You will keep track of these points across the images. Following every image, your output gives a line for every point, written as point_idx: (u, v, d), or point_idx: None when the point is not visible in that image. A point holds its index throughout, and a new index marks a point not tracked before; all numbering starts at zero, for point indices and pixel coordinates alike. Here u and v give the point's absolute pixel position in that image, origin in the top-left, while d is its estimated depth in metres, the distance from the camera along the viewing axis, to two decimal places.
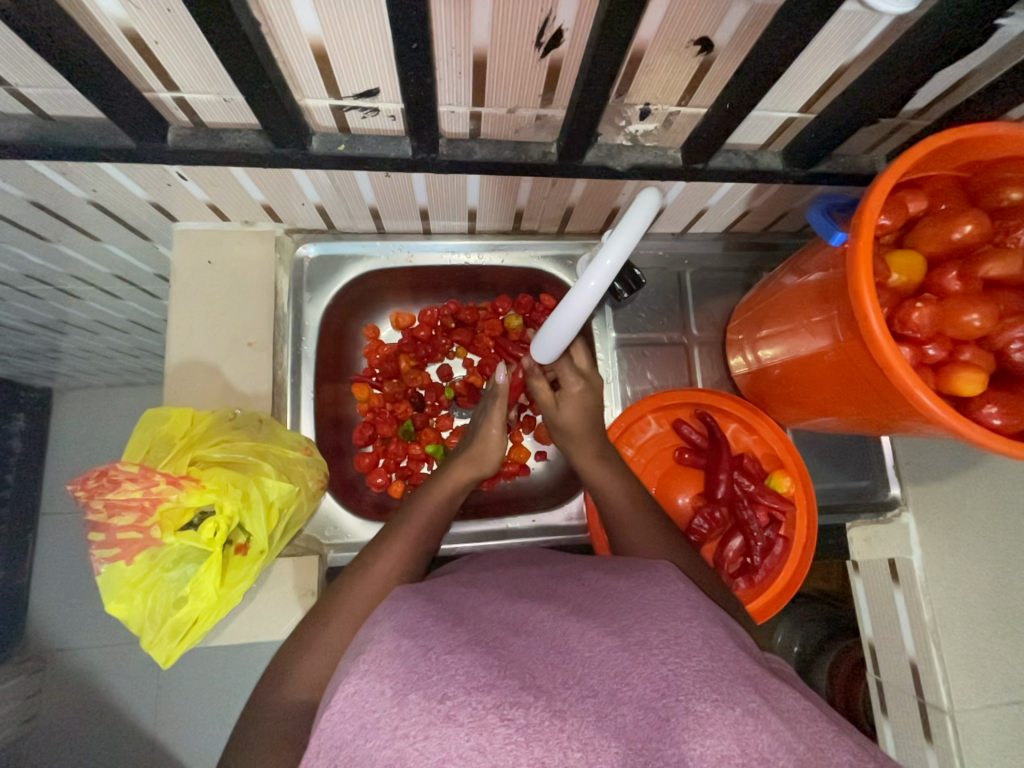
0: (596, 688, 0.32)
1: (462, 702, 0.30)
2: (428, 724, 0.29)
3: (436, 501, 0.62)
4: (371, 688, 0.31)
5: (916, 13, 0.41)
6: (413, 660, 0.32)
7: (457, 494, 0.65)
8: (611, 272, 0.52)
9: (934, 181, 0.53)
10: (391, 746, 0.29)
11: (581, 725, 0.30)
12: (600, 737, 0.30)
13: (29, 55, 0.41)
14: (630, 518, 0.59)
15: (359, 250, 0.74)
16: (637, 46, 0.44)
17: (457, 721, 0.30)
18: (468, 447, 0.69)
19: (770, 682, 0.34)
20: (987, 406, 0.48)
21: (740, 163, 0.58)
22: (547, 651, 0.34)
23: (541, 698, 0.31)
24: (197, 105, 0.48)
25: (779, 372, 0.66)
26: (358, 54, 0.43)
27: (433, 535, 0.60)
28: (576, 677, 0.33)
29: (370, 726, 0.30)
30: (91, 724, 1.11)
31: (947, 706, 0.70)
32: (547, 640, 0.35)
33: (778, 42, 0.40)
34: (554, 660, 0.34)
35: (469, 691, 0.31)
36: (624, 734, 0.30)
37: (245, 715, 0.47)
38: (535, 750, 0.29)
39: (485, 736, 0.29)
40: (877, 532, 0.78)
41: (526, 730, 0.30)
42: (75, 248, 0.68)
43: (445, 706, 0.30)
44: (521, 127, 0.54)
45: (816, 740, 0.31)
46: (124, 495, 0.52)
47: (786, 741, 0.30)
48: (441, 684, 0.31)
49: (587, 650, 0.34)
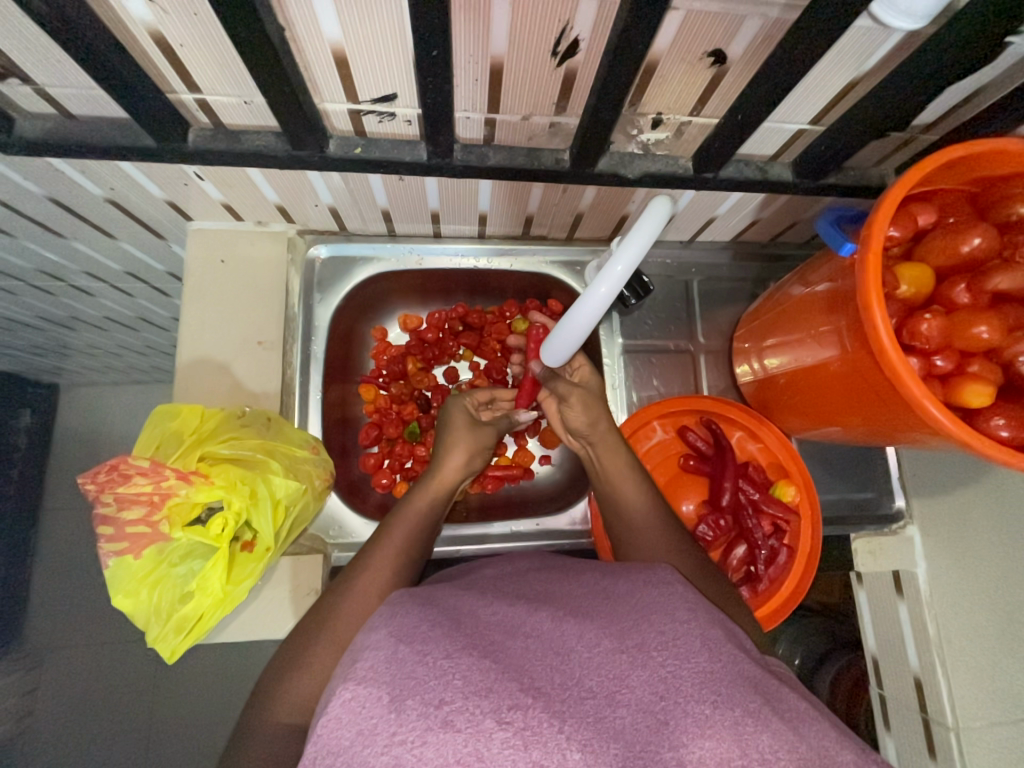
0: (595, 690, 0.33)
1: (460, 708, 0.31)
2: (426, 729, 0.30)
3: (420, 512, 0.62)
4: (368, 694, 0.31)
5: (928, 29, 0.42)
6: (410, 666, 0.33)
7: (434, 510, 0.64)
8: (621, 279, 0.52)
9: (943, 194, 0.54)
10: (388, 752, 0.29)
11: (579, 727, 0.31)
12: (599, 739, 0.30)
13: (57, 56, 0.42)
14: (638, 527, 0.59)
15: (370, 252, 0.75)
16: (652, 57, 0.45)
17: (455, 726, 0.30)
18: (434, 466, 0.68)
19: (772, 684, 0.35)
20: (995, 417, 0.48)
21: (750, 173, 0.58)
22: (546, 653, 0.35)
23: (539, 700, 0.32)
24: (217, 107, 0.49)
25: (785, 382, 0.67)
26: (377, 60, 0.44)
27: (419, 545, 0.59)
28: (575, 679, 0.33)
29: (368, 732, 0.30)
30: (87, 721, 1.11)
31: (951, 722, 0.70)
32: (546, 642, 0.36)
33: (791, 56, 0.41)
34: (553, 661, 0.34)
35: (466, 696, 0.31)
36: (622, 736, 0.31)
37: (245, 717, 0.47)
38: (534, 753, 0.29)
39: (482, 741, 0.29)
40: (880, 543, 0.78)
41: (524, 733, 0.30)
42: (90, 245, 0.69)
43: (442, 712, 0.30)
44: (535, 134, 0.54)
45: (817, 739, 0.32)
46: (134, 488, 0.53)
47: (787, 741, 0.31)
48: (439, 689, 0.31)
49: (586, 652, 0.34)
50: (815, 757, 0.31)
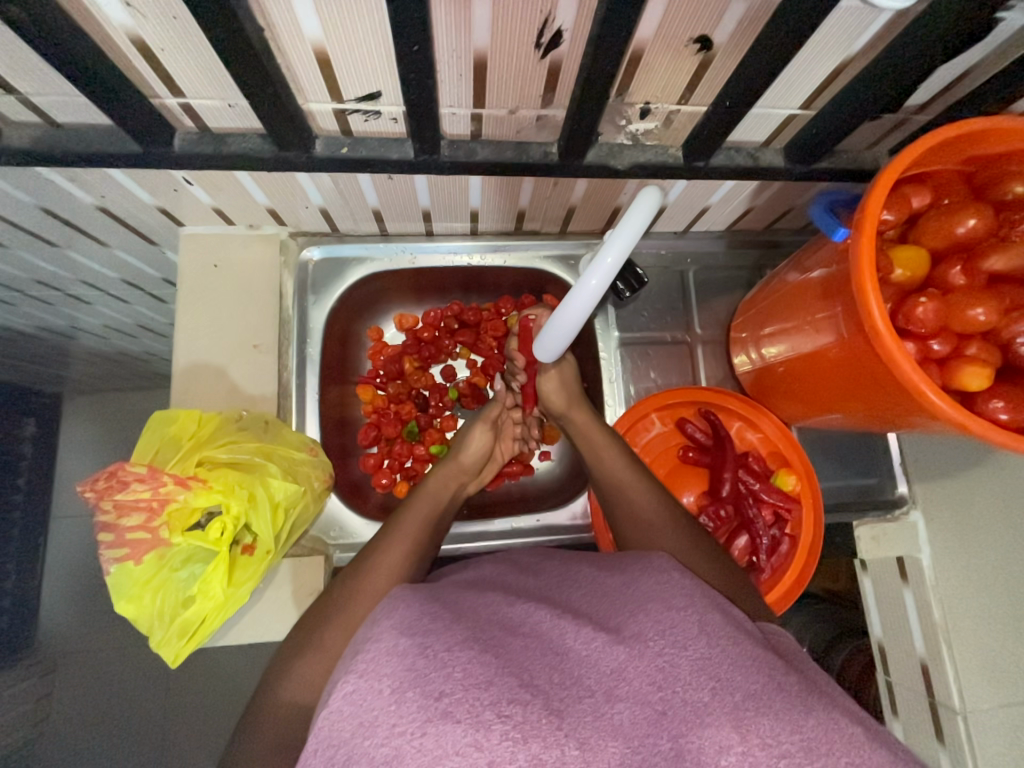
0: (593, 688, 0.32)
1: (459, 699, 0.30)
2: (426, 720, 0.29)
3: (427, 506, 0.62)
4: (369, 687, 0.31)
5: (916, 7, 0.41)
6: (411, 659, 0.32)
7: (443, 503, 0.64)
8: (611, 270, 0.51)
9: (937, 176, 0.53)
10: (387, 744, 0.29)
11: (578, 724, 0.30)
12: (598, 737, 0.30)
13: (39, 64, 0.42)
14: (637, 520, 0.58)
15: (362, 252, 0.75)
16: (636, 45, 0.44)
17: (455, 717, 0.30)
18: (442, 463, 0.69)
19: (775, 662, 0.35)
20: (994, 400, 0.48)
21: (741, 160, 0.58)
22: (544, 653, 0.34)
23: (538, 697, 0.31)
24: (202, 111, 0.49)
25: (783, 370, 0.66)
26: (359, 59, 0.44)
27: (428, 541, 0.59)
28: (574, 678, 0.33)
29: (368, 724, 0.30)
30: (101, 723, 1.12)
31: (959, 706, 0.70)
32: (544, 642, 0.35)
33: (777, 39, 0.41)
34: (551, 661, 0.34)
35: (466, 688, 0.31)
36: (622, 731, 0.30)
37: (251, 712, 0.47)
38: (533, 747, 0.29)
39: (481, 732, 0.29)
40: (886, 530, 0.77)
41: (523, 726, 0.30)
42: (84, 254, 0.69)
43: (442, 703, 0.30)
44: (522, 129, 0.54)
45: (823, 712, 0.32)
46: (133, 495, 0.53)
47: (789, 722, 0.30)
48: (438, 681, 0.31)
49: (584, 649, 0.34)
50: (822, 730, 0.30)
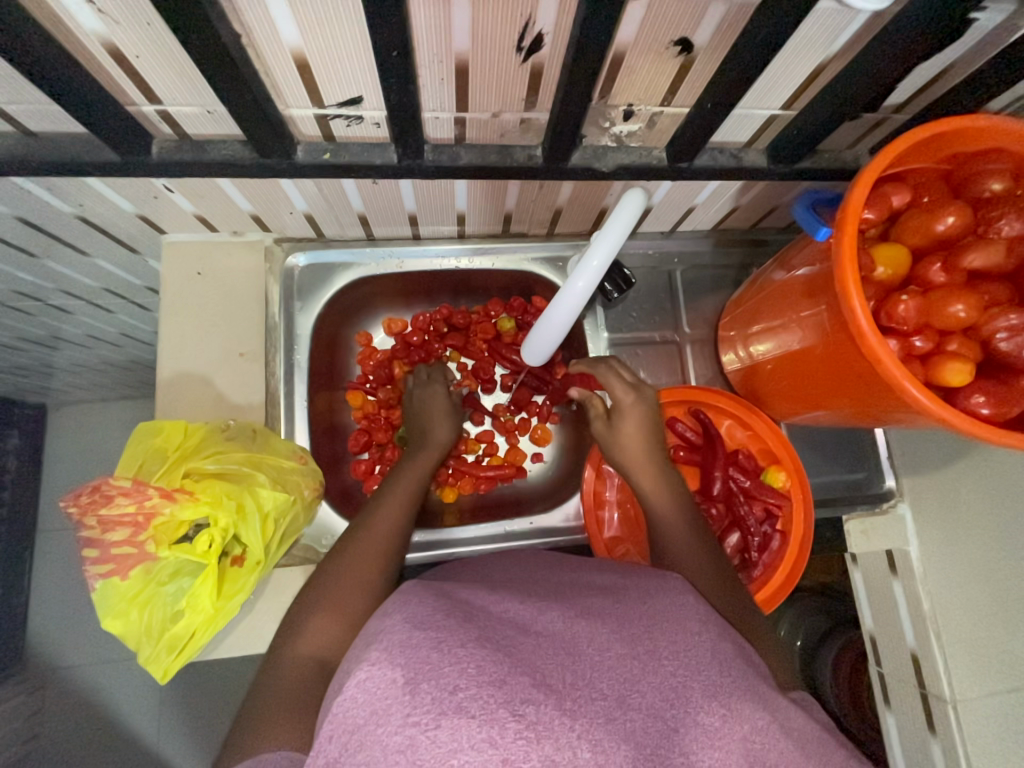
0: (606, 692, 0.32)
1: (474, 694, 0.29)
2: (440, 713, 0.29)
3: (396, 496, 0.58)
4: (382, 674, 0.30)
5: (891, 10, 0.42)
6: (425, 650, 0.31)
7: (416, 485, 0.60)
8: (597, 274, 0.52)
9: (917, 174, 0.53)
10: (402, 733, 0.28)
11: (590, 724, 0.30)
12: (610, 739, 0.30)
13: (13, 73, 0.41)
14: (674, 535, 0.55)
15: (349, 258, 0.74)
16: (617, 48, 0.44)
17: (470, 712, 0.29)
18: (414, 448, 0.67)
19: (775, 695, 0.35)
20: (974, 395, 0.49)
21: (724, 160, 0.58)
22: (556, 651, 0.33)
23: (550, 696, 0.31)
24: (179, 118, 0.48)
25: (772, 367, 0.66)
26: (339, 65, 0.44)
27: (399, 536, 0.54)
28: (588, 679, 0.32)
29: (381, 713, 0.29)
30: (91, 739, 1.11)
31: (949, 695, 0.70)
32: (557, 641, 0.34)
33: (756, 41, 0.41)
34: (564, 660, 0.33)
35: (480, 684, 0.30)
36: (633, 737, 0.30)
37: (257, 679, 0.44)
38: (546, 747, 0.29)
39: (495, 728, 0.29)
40: (873, 523, 0.79)
41: (536, 726, 0.29)
42: (64, 263, 0.68)
43: (456, 697, 0.29)
44: (506, 131, 0.54)
45: (818, 752, 0.33)
46: (117, 510, 0.52)
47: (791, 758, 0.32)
48: (453, 675, 0.30)
49: (597, 654, 0.34)
50: None
